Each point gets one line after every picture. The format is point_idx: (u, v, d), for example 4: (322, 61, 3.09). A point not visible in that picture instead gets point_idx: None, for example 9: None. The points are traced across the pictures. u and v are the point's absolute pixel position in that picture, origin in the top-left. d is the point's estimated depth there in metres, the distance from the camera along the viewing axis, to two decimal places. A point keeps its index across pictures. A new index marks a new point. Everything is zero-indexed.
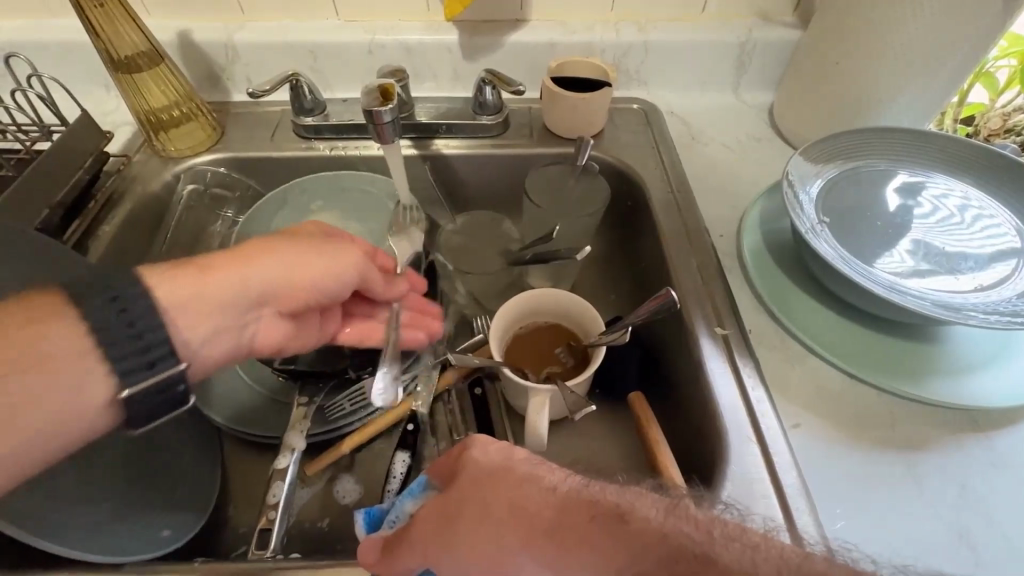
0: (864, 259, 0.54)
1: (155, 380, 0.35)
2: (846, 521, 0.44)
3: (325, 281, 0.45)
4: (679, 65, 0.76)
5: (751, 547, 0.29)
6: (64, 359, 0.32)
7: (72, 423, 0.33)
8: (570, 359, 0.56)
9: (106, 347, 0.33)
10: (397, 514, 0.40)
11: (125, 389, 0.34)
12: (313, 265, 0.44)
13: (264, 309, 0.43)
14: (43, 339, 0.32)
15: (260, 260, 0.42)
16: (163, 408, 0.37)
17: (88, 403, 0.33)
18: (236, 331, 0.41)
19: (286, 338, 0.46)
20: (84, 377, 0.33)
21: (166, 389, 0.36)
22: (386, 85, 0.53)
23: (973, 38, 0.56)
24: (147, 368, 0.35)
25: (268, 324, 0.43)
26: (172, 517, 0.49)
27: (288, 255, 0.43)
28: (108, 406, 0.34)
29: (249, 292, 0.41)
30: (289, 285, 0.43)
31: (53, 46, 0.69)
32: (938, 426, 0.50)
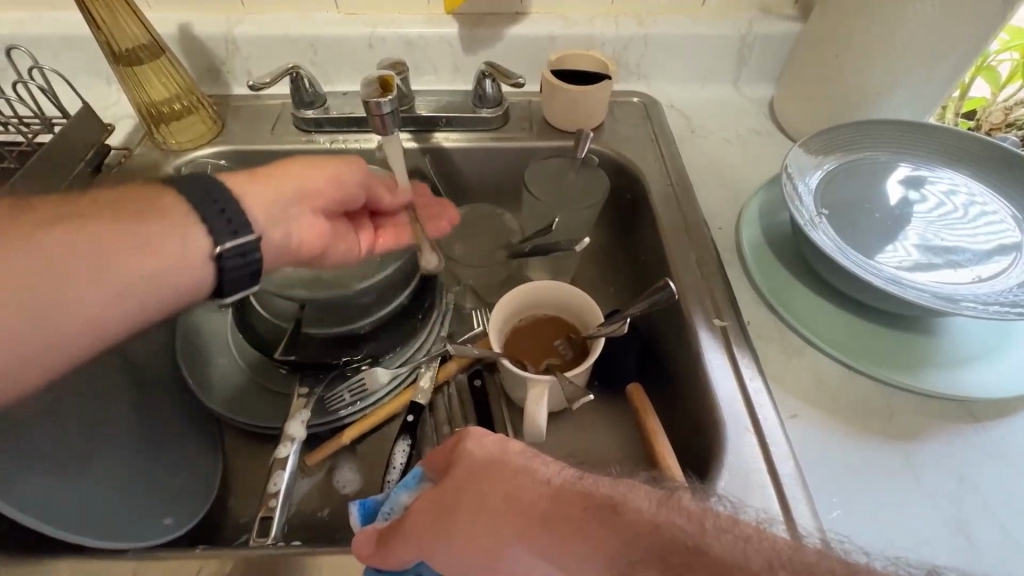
0: (864, 250, 0.55)
1: (239, 245, 0.41)
2: (843, 510, 0.45)
3: (347, 179, 0.50)
4: (679, 59, 0.76)
5: (743, 538, 0.29)
6: (167, 221, 0.39)
7: (173, 276, 0.39)
8: (569, 351, 0.57)
9: (198, 216, 0.40)
10: (392, 506, 0.41)
11: (217, 247, 0.40)
12: (333, 167, 0.50)
13: (305, 207, 0.47)
14: (156, 209, 0.40)
15: (285, 170, 0.47)
16: (246, 277, 0.42)
17: (186, 259, 0.39)
18: (287, 223, 0.46)
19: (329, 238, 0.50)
20: (184, 236, 0.39)
21: (246, 256, 0.41)
22: (386, 77, 0.53)
23: (971, 35, 0.56)
24: (231, 234, 0.41)
25: (308, 221, 0.47)
26: (173, 506, 0.50)
27: (311, 164, 0.49)
28: (204, 264, 0.40)
29: (289, 191, 0.46)
30: (317, 184, 0.48)
31: (54, 39, 0.70)
32: (938, 417, 0.50)
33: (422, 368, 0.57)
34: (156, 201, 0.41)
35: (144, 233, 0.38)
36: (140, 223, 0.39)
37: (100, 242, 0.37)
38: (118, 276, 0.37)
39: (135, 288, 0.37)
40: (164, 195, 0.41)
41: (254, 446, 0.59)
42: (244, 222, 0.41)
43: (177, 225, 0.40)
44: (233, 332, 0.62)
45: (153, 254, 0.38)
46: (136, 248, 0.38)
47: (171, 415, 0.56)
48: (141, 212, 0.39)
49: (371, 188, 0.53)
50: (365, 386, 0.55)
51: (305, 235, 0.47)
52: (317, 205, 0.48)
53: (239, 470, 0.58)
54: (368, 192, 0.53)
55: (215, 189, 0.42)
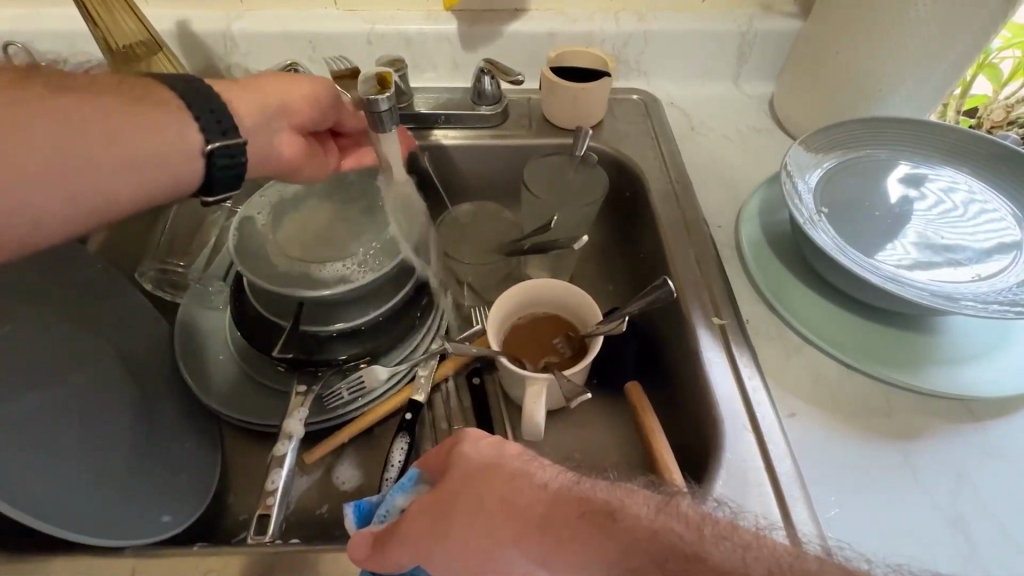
0: (862, 249, 0.54)
1: (228, 144, 0.40)
2: (840, 509, 0.44)
3: (323, 101, 0.50)
4: (679, 55, 0.76)
5: (742, 545, 0.29)
6: (163, 109, 0.38)
7: (167, 164, 0.38)
8: (567, 349, 0.56)
9: (191, 110, 0.39)
10: (387, 509, 0.41)
11: (208, 144, 0.39)
12: (311, 84, 0.49)
13: (285, 122, 0.47)
14: (151, 96, 0.39)
15: (267, 81, 0.47)
16: (233, 179, 0.42)
17: (180, 149, 0.38)
18: (264, 133, 0.46)
19: (304, 156, 0.49)
20: (180, 126, 0.38)
21: (234, 159, 0.41)
22: (384, 73, 0.52)
23: (973, 33, 0.56)
24: (221, 134, 0.40)
25: (289, 137, 0.48)
26: (171, 503, 0.50)
27: (289, 77, 0.48)
28: (194, 159, 0.39)
29: (269, 104, 0.46)
30: (295, 100, 0.47)
31: (52, 36, 0.69)
32: (936, 415, 0.50)
33: (419, 367, 0.57)
34: (151, 88, 0.39)
35: (139, 115, 0.37)
36: (137, 105, 0.37)
37: (92, 113, 0.36)
38: (111, 153, 0.36)
39: (124, 168, 0.36)
40: (156, 87, 0.40)
41: (253, 443, 0.59)
42: (233, 123, 0.40)
43: (169, 114, 0.38)
44: (231, 329, 0.61)
45: (148, 136, 0.37)
46: (130, 127, 0.36)
47: (171, 411, 0.56)
48: (134, 94, 0.38)
49: (343, 110, 0.53)
50: (364, 385, 0.56)
51: (286, 151, 0.47)
52: (297, 121, 0.48)
53: (239, 467, 0.58)
54: (342, 114, 0.53)
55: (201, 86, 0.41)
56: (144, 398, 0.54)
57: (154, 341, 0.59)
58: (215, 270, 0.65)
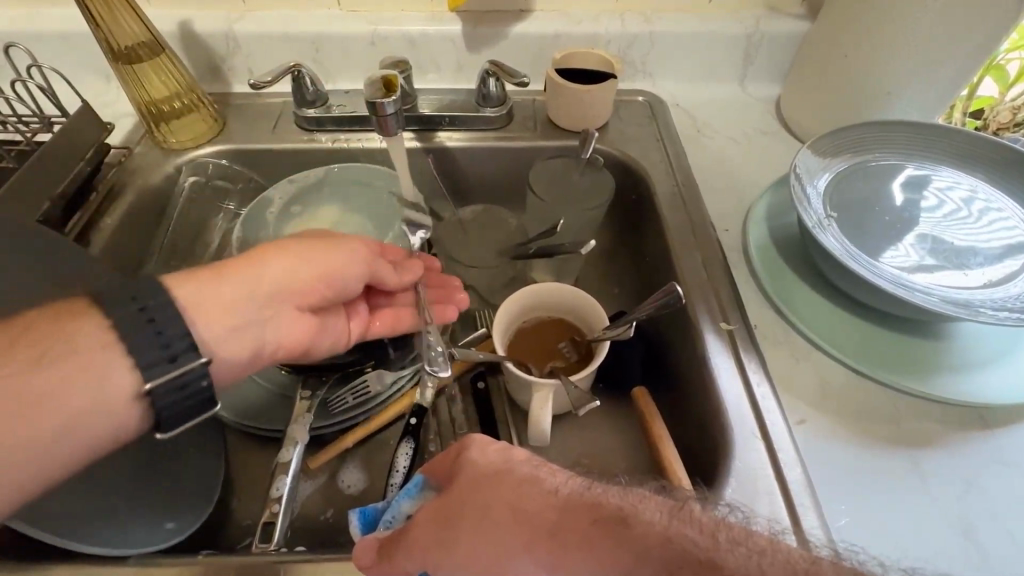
0: (872, 254, 0.54)
1: (178, 373, 0.35)
2: (849, 518, 0.44)
3: (331, 276, 0.46)
4: (684, 57, 0.75)
5: (757, 551, 0.29)
6: (80, 360, 0.32)
7: (90, 425, 0.33)
8: (573, 354, 0.56)
9: (124, 343, 0.34)
10: (393, 515, 0.40)
11: (147, 382, 0.34)
12: (329, 258, 0.46)
13: (283, 308, 0.44)
14: (57, 343, 0.33)
15: (268, 263, 0.43)
16: (191, 407, 0.36)
17: (104, 405, 0.33)
18: (252, 332, 0.41)
19: (305, 338, 0.46)
20: (100, 378, 0.33)
21: (186, 386, 0.35)
22: (389, 77, 0.53)
23: (985, 34, 0.55)
24: (169, 362, 0.35)
25: (290, 321, 0.44)
26: (175, 510, 0.49)
27: (306, 251, 0.45)
28: (130, 405, 0.34)
29: (266, 289, 0.42)
30: (302, 280, 0.44)
31: (51, 36, 0.69)
32: (946, 422, 0.49)
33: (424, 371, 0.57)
34: (60, 331, 0.33)
35: (57, 373, 0.32)
36: (40, 370, 0.31)
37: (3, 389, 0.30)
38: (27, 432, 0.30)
39: (51, 439, 0.31)
40: (80, 313, 0.34)
41: (256, 447, 0.59)
42: (184, 344, 0.35)
43: (95, 361, 0.33)
44: None
45: (73, 397, 0.32)
46: (41, 401, 0.31)
47: None
48: (45, 338, 0.33)
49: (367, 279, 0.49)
50: (368, 390, 0.55)
51: (281, 341, 0.44)
52: (300, 303, 0.45)
53: (243, 472, 0.58)
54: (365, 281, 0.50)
55: (142, 289, 0.36)
56: None
57: None
58: None
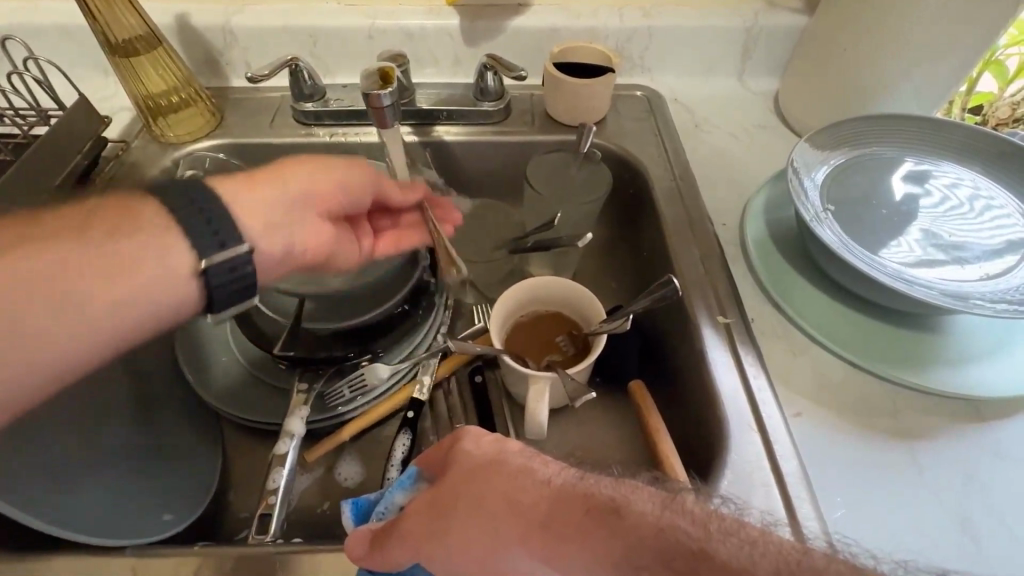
0: (870, 247, 0.54)
1: (226, 257, 0.38)
2: (845, 510, 0.44)
3: (350, 184, 0.48)
4: (682, 51, 0.75)
5: (749, 542, 0.29)
6: (145, 239, 0.37)
7: (145, 302, 0.36)
8: (571, 348, 0.56)
9: (179, 227, 0.38)
10: (386, 506, 0.41)
11: (202, 261, 0.37)
12: (347, 168, 0.48)
13: (309, 212, 0.45)
14: (124, 227, 0.37)
15: (292, 173, 0.45)
16: (236, 292, 0.40)
17: (160, 283, 0.36)
18: (286, 230, 0.43)
19: (330, 245, 0.48)
20: (159, 257, 0.36)
21: (235, 270, 0.39)
22: (386, 69, 0.53)
23: (983, 29, 0.55)
24: (219, 247, 0.38)
25: (316, 226, 0.46)
26: (173, 502, 0.49)
27: (324, 164, 0.47)
28: (188, 281, 0.37)
29: (294, 193, 0.44)
30: (328, 186, 0.47)
31: (49, 29, 0.69)
32: (944, 416, 0.49)
33: (422, 365, 0.57)
34: (132, 217, 0.38)
35: (124, 251, 0.36)
36: (109, 244, 0.36)
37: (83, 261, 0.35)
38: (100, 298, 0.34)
39: (118, 308, 0.35)
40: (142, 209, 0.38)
41: (251, 440, 0.59)
42: (231, 232, 0.39)
43: (156, 242, 0.37)
44: (231, 330, 0.60)
45: (135, 272, 0.35)
46: (111, 272, 0.35)
47: (173, 406, 0.55)
48: (118, 223, 0.37)
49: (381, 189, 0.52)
50: (365, 385, 0.55)
51: (311, 244, 0.46)
52: (322, 209, 0.47)
53: (239, 464, 0.58)
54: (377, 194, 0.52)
55: (195, 193, 0.39)
56: (143, 397, 0.53)
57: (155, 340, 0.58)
58: None
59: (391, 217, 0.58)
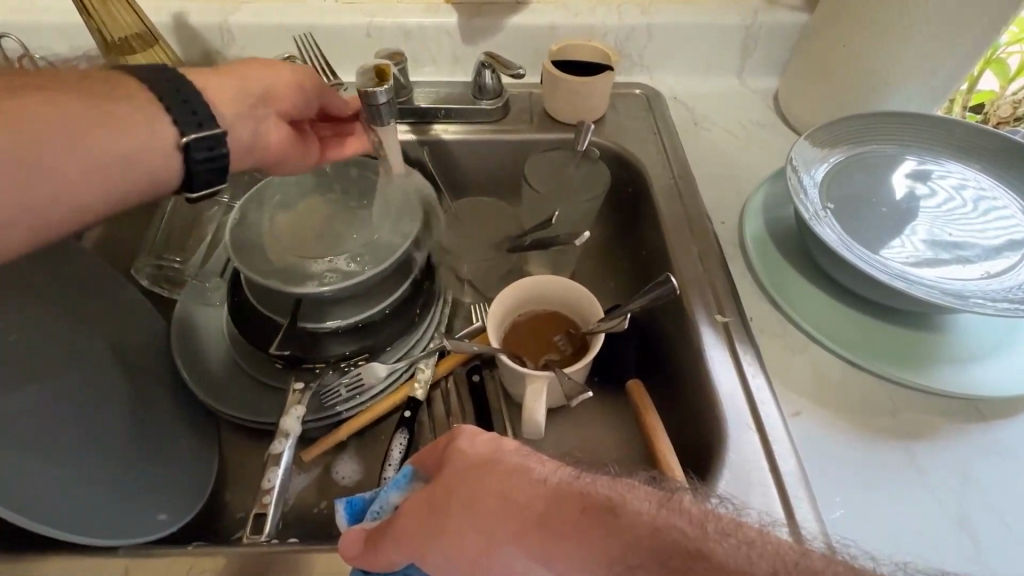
0: (868, 246, 0.53)
1: (204, 136, 0.39)
2: (844, 510, 0.44)
3: (306, 88, 0.50)
4: (682, 49, 0.75)
5: (747, 543, 0.29)
6: (132, 104, 0.38)
7: (128, 166, 0.37)
8: (568, 347, 0.56)
9: (162, 102, 0.39)
10: (381, 506, 0.40)
11: (183, 136, 0.39)
12: (299, 69, 0.50)
13: (270, 110, 0.48)
14: (110, 93, 0.38)
15: (249, 70, 0.47)
16: (210, 174, 0.41)
17: (149, 147, 0.38)
18: (251, 126, 0.46)
19: (289, 145, 0.50)
20: (149, 124, 0.38)
21: (213, 150, 0.40)
22: (383, 66, 0.52)
23: (983, 29, 0.55)
24: (197, 126, 0.39)
25: (276, 125, 0.48)
26: (169, 502, 0.49)
27: (272, 64, 0.49)
28: (169, 153, 0.39)
29: (255, 89, 0.47)
30: (286, 89, 0.49)
31: (46, 28, 0.69)
32: (945, 416, 0.49)
33: (419, 365, 0.56)
34: (119, 86, 0.39)
35: (113, 112, 0.37)
36: (104, 101, 0.37)
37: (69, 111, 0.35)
38: (82, 150, 0.35)
39: (99, 165, 0.36)
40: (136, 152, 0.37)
41: (249, 440, 0.58)
42: (208, 114, 0.40)
43: (142, 110, 0.38)
44: (227, 323, 0.60)
45: (121, 134, 0.37)
46: (98, 127, 0.36)
47: (169, 405, 0.55)
48: (104, 89, 0.38)
49: (330, 93, 0.53)
50: (362, 382, 0.55)
51: (274, 141, 0.49)
52: (280, 109, 0.49)
53: (236, 464, 0.57)
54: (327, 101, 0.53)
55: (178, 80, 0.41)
56: (140, 396, 0.53)
57: (152, 339, 0.58)
58: (212, 265, 0.64)
59: (332, 125, 0.58)
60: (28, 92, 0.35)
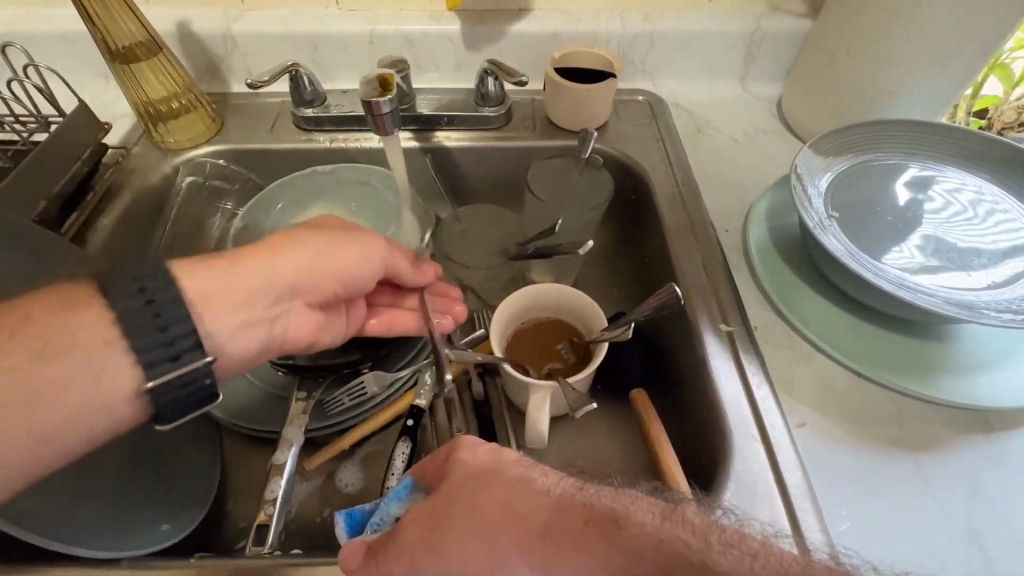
0: (873, 255, 0.53)
1: (179, 372, 0.35)
2: (851, 523, 0.43)
3: (353, 274, 0.47)
4: (685, 55, 0.74)
5: (750, 554, 0.29)
6: (80, 354, 0.33)
7: (81, 427, 0.33)
8: (572, 356, 0.55)
9: (126, 338, 0.34)
10: (382, 518, 0.40)
11: (149, 380, 0.34)
12: (355, 256, 0.47)
13: (298, 300, 0.44)
14: (56, 341, 0.33)
15: (285, 254, 0.43)
16: (190, 404, 0.37)
17: (105, 402, 0.33)
18: (265, 325, 0.42)
19: (314, 331, 0.47)
20: (102, 378, 0.33)
21: (190, 383, 0.36)
22: (386, 76, 0.53)
23: (992, 30, 0.54)
24: (172, 360, 0.35)
25: (299, 316, 0.45)
26: (170, 512, 0.49)
27: (327, 245, 0.45)
28: (131, 399, 0.34)
29: (284, 284, 0.43)
30: (324, 273, 0.45)
31: (51, 36, 0.69)
32: (951, 426, 0.49)
33: (422, 372, 0.56)
34: (66, 322, 0.33)
35: (57, 373, 0.32)
36: (45, 362, 0.32)
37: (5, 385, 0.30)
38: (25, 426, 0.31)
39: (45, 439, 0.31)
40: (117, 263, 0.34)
41: (252, 448, 0.58)
42: (189, 343, 0.35)
43: (97, 357, 0.33)
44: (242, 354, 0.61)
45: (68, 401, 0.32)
46: (45, 396, 0.31)
47: None
48: (47, 336, 0.33)
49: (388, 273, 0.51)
50: (365, 390, 0.54)
51: (291, 334, 0.45)
52: (312, 298, 0.45)
53: (238, 473, 0.57)
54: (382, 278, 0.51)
55: (154, 280, 0.36)
56: None
57: None
58: None
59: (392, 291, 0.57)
60: None
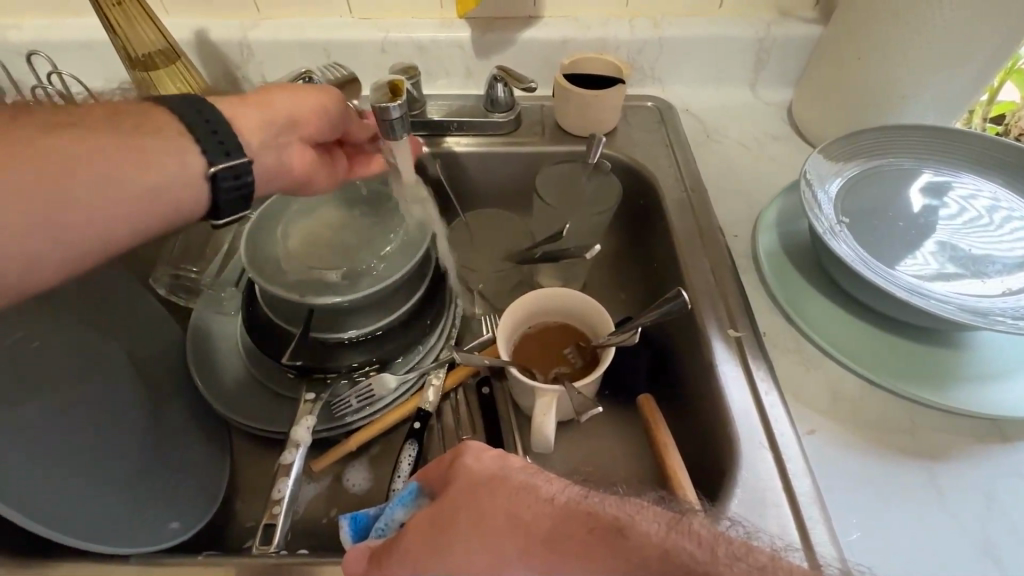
0: (885, 261, 0.53)
1: (232, 166, 0.40)
2: (862, 532, 0.43)
3: (333, 110, 0.49)
4: (695, 61, 0.74)
5: (757, 568, 0.28)
6: (161, 136, 0.38)
7: (156, 199, 0.38)
8: (579, 360, 0.55)
9: (192, 135, 0.39)
10: (385, 523, 0.40)
11: (211, 167, 0.39)
12: (325, 94, 0.49)
13: (296, 136, 0.47)
14: (145, 126, 0.38)
15: (273, 95, 0.46)
16: (237, 203, 0.42)
17: (177, 180, 0.38)
18: (278, 152, 0.46)
19: (314, 169, 0.50)
20: (177, 158, 0.38)
21: (240, 179, 0.41)
22: (396, 81, 0.52)
23: (1005, 32, 0.53)
24: (225, 155, 0.40)
25: (300, 152, 0.48)
26: (177, 509, 0.50)
27: (300, 88, 0.48)
28: (198, 183, 0.39)
29: (281, 117, 0.46)
30: (310, 115, 0.48)
31: (73, 45, 0.71)
32: (967, 436, 0.48)
33: (429, 377, 0.56)
34: (148, 123, 0.39)
35: (138, 146, 0.37)
36: (136, 137, 0.37)
37: (101, 147, 0.36)
38: (108, 190, 0.36)
39: (123, 205, 0.36)
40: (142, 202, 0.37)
41: (260, 451, 0.59)
42: (236, 144, 0.40)
43: (171, 145, 0.38)
44: (240, 335, 0.60)
45: (145, 171, 0.37)
46: (129, 162, 0.37)
47: (183, 413, 0.56)
48: (136, 125, 0.38)
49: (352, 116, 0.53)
50: (372, 394, 0.54)
51: (300, 166, 0.48)
52: (305, 136, 0.48)
53: (247, 474, 0.58)
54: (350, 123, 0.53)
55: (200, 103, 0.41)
56: (155, 402, 0.54)
57: (168, 344, 0.59)
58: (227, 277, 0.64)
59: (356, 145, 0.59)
60: (64, 127, 0.36)
